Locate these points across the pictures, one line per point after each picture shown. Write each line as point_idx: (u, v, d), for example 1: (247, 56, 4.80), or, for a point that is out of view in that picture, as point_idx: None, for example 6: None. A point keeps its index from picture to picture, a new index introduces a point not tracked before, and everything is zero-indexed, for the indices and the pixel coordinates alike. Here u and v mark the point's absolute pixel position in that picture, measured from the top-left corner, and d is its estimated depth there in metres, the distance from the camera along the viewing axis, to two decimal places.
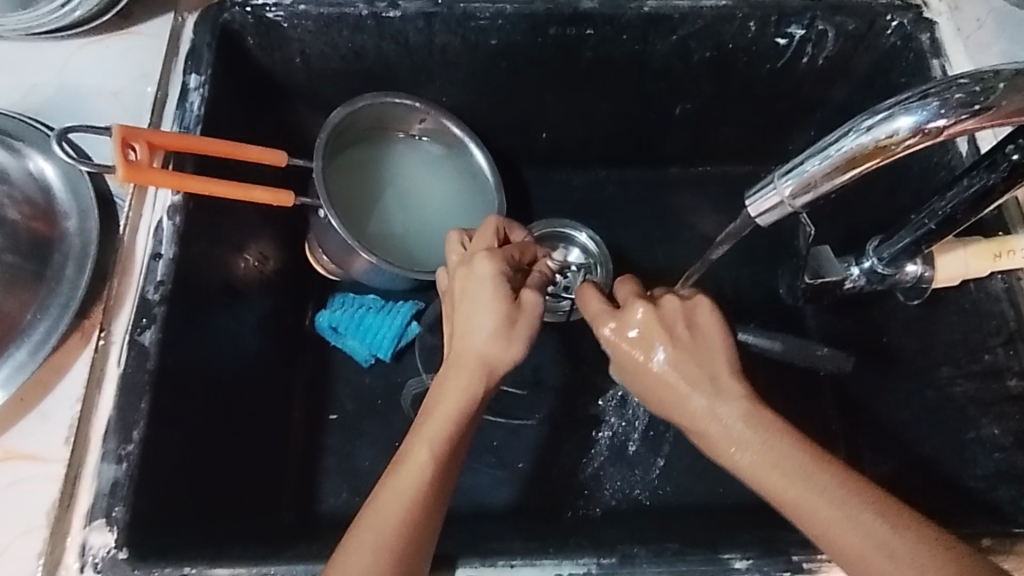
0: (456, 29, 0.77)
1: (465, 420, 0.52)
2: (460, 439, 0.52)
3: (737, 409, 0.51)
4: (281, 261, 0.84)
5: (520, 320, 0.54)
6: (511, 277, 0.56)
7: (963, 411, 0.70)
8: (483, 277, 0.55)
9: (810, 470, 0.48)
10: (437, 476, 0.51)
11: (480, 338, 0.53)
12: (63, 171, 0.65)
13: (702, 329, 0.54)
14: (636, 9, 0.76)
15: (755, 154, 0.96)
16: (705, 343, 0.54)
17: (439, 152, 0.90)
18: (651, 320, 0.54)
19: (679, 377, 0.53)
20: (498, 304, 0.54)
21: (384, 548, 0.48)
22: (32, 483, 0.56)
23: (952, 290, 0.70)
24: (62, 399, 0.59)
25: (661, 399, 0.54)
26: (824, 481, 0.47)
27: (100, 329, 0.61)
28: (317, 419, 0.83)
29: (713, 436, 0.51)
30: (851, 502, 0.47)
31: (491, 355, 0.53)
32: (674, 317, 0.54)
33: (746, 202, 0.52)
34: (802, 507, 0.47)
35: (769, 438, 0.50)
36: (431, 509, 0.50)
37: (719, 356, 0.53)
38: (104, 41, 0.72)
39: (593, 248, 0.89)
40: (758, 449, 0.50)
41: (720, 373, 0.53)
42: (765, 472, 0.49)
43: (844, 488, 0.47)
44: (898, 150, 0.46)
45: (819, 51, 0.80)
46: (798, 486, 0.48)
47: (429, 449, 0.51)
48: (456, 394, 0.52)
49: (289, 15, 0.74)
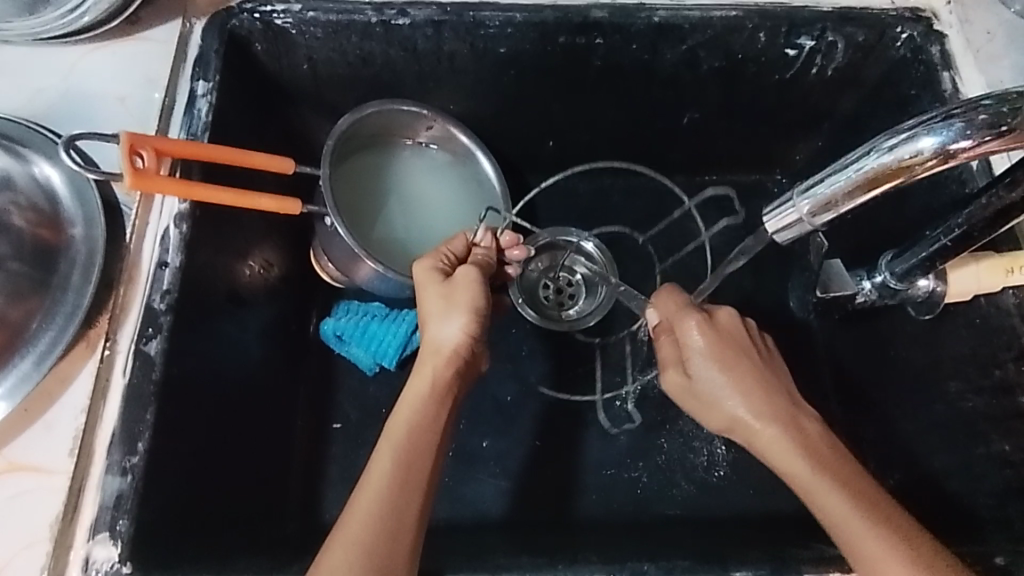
0: (465, 37, 0.76)
1: (429, 412, 0.57)
2: (423, 432, 0.56)
3: (810, 425, 0.59)
4: (286, 268, 0.83)
5: (453, 290, 0.62)
6: (448, 269, 0.65)
7: (973, 427, 0.70)
8: (418, 274, 0.64)
9: (861, 488, 0.54)
10: (400, 468, 0.53)
11: (430, 324, 0.61)
12: (69, 177, 0.64)
13: (767, 353, 0.63)
14: (646, 19, 0.75)
15: (761, 163, 0.96)
16: (775, 363, 0.63)
17: (446, 159, 0.90)
18: (734, 329, 0.62)
19: (758, 382, 0.60)
20: (433, 286, 0.63)
21: (354, 544, 0.50)
22: (34, 496, 0.55)
23: (962, 304, 0.70)
24: (65, 410, 0.58)
25: (713, 405, 0.60)
26: (890, 515, 0.53)
27: (105, 338, 0.61)
28: (320, 428, 0.83)
29: (783, 437, 0.58)
30: (893, 520, 0.53)
31: (442, 334, 0.60)
32: (749, 334, 0.63)
33: (764, 219, 0.52)
34: (864, 531, 0.52)
35: (835, 463, 0.56)
36: (399, 502, 0.52)
37: (785, 382, 0.62)
38: (111, 46, 0.71)
39: (597, 255, 0.87)
40: (829, 471, 0.55)
41: (794, 395, 0.61)
42: (821, 487, 0.55)
43: (907, 524, 0.53)
44: (920, 171, 0.45)
45: (828, 62, 0.80)
46: (862, 511, 0.53)
47: (390, 444, 0.55)
48: (417, 384, 0.58)
49: (297, 22, 0.74)
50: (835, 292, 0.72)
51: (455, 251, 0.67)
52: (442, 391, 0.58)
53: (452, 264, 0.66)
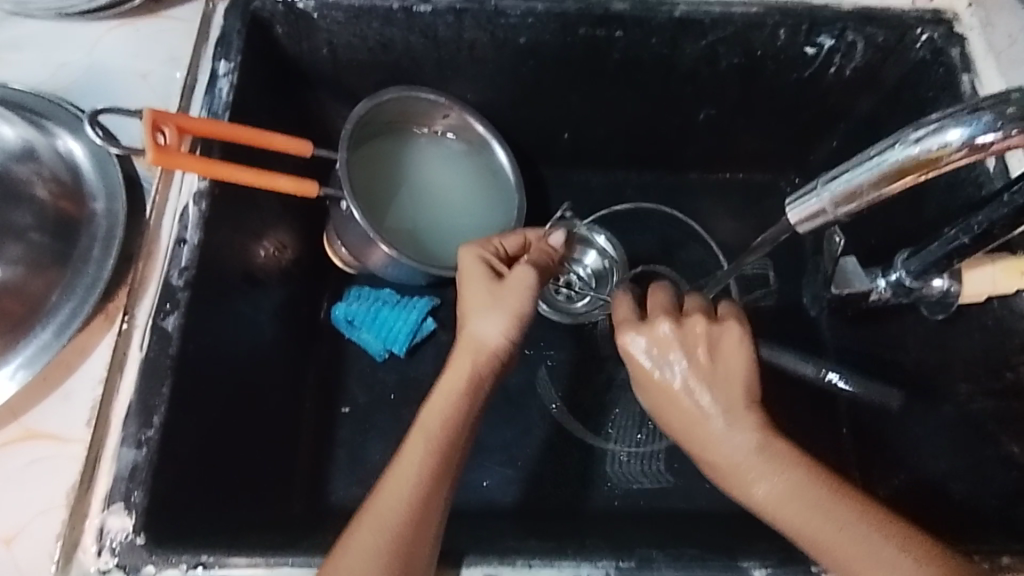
0: (486, 26, 0.77)
1: (464, 407, 0.56)
2: (456, 427, 0.55)
3: (748, 438, 0.54)
4: (300, 251, 0.84)
5: (506, 291, 0.59)
6: (495, 261, 0.62)
7: (982, 429, 0.70)
8: (465, 260, 0.61)
9: (806, 488, 0.51)
10: (434, 462, 0.53)
11: (473, 323, 0.58)
12: (93, 151, 0.65)
13: (723, 351, 0.57)
14: (667, 14, 0.75)
15: (776, 163, 0.96)
16: (721, 370, 0.56)
17: (461, 149, 0.90)
18: (672, 337, 0.57)
19: (694, 401, 0.55)
20: (482, 279, 0.60)
21: (384, 529, 0.50)
22: (52, 462, 0.56)
23: (975, 305, 0.70)
24: (83, 380, 0.59)
25: (666, 409, 0.57)
26: (845, 516, 0.50)
27: (124, 313, 0.61)
28: (330, 411, 0.83)
29: (723, 463, 0.54)
30: (841, 517, 0.50)
31: (481, 331, 0.58)
32: (697, 337, 0.57)
33: (787, 209, 0.53)
34: (826, 544, 0.50)
35: (783, 471, 0.52)
36: (432, 494, 0.52)
37: (735, 384, 0.55)
38: (135, 24, 0.71)
39: (610, 252, 0.86)
40: (779, 481, 0.52)
41: (735, 406, 0.55)
42: (774, 501, 0.52)
43: (864, 523, 0.49)
44: (946, 163, 0.46)
45: (847, 62, 0.80)
46: (808, 517, 0.50)
47: (425, 436, 0.54)
48: (450, 380, 0.56)
49: (319, 6, 0.74)
50: (851, 290, 0.72)
51: (507, 248, 0.64)
52: (475, 386, 0.56)
53: (500, 256, 0.63)
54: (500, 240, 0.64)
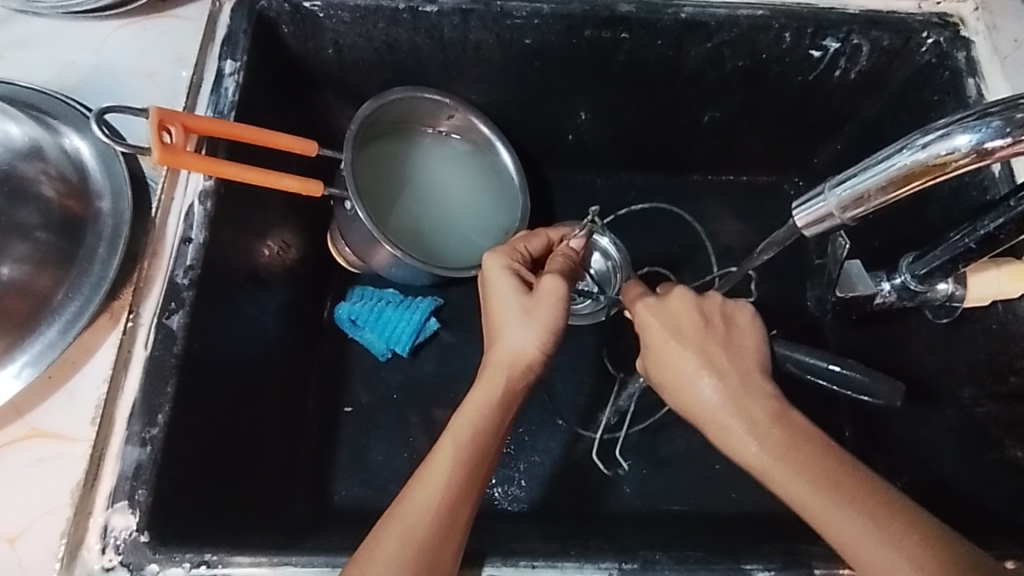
0: (491, 26, 0.76)
1: (495, 417, 0.55)
2: (487, 437, 0.54)
3: (762, 415, 0.53)
4: (304, 251, 0.84)
5: (536, 302, 0.58)
6: (521, 268, 0.62)
7: (985, 433, 0.70)
8: (490, 266, 0.61)
9: (816, 465, 0.51)
10: (463, 472, 0.53)
11: (507, 337, 0.58)
12: (98, 150, 0.65)
13: (737, 332, 0.58)
14: (673, 16, 0.75)
15: (779, 166, 0.96)
16: (736, 343, 0.57)
17: (466, 150, 0.90)
18: (689, 310, 0.58)
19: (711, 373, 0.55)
20: (511, 288, 0.60)
21: (411, 538, 0.50)
22: (57, 461, 0.57)
23: (979, 309, 0.70)
24: (89, 379, 0.59)
25: (677, 387, 0.57)
26: (852, 494, 0.49)
27: (129, 311, 0.61)
28: (333, 411, 0.83)
29: (735, 436, 0.54)
30: (848, 495, 0.49)
31: (516, 345, 0.57)
32: (713, 314, 0.58)
33: (794, 212, 0.53)
34: (831, 519, 0.49)
35: (792, 448, 0.52)
36: (459, 505, 0.52)
37: (748, 360, 0.56)
38: (141, 23, 0.72)
39: (615, 254, 0.86)
40: (789, 458, 0.51)
41: (750, 382, 0.55)
42: (784, 473, 0.51)
43: (872, 503, 0.49)
44: (954, 168, 0.46)
45: (852, 65, 0.80)
46: (815, 492, 0.50)
47: (455, 445, 0.53)
48: (485, 391, 0.56)
49: (325, 6, 0.74)
50: (854, 293, 0.70)
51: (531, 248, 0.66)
52: (508, 401, 0.56)
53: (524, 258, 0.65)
54: (523, 241, 0.66)
